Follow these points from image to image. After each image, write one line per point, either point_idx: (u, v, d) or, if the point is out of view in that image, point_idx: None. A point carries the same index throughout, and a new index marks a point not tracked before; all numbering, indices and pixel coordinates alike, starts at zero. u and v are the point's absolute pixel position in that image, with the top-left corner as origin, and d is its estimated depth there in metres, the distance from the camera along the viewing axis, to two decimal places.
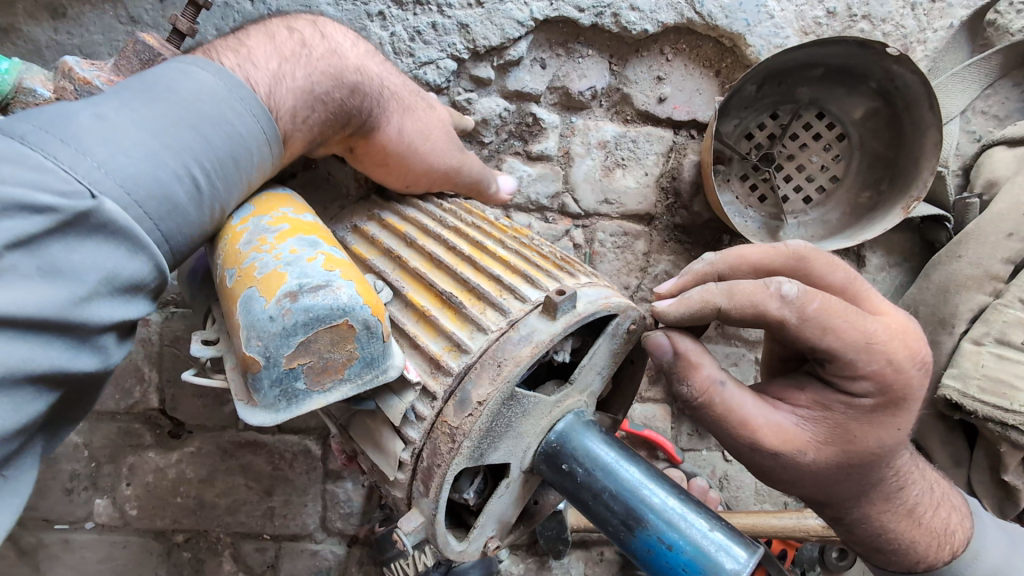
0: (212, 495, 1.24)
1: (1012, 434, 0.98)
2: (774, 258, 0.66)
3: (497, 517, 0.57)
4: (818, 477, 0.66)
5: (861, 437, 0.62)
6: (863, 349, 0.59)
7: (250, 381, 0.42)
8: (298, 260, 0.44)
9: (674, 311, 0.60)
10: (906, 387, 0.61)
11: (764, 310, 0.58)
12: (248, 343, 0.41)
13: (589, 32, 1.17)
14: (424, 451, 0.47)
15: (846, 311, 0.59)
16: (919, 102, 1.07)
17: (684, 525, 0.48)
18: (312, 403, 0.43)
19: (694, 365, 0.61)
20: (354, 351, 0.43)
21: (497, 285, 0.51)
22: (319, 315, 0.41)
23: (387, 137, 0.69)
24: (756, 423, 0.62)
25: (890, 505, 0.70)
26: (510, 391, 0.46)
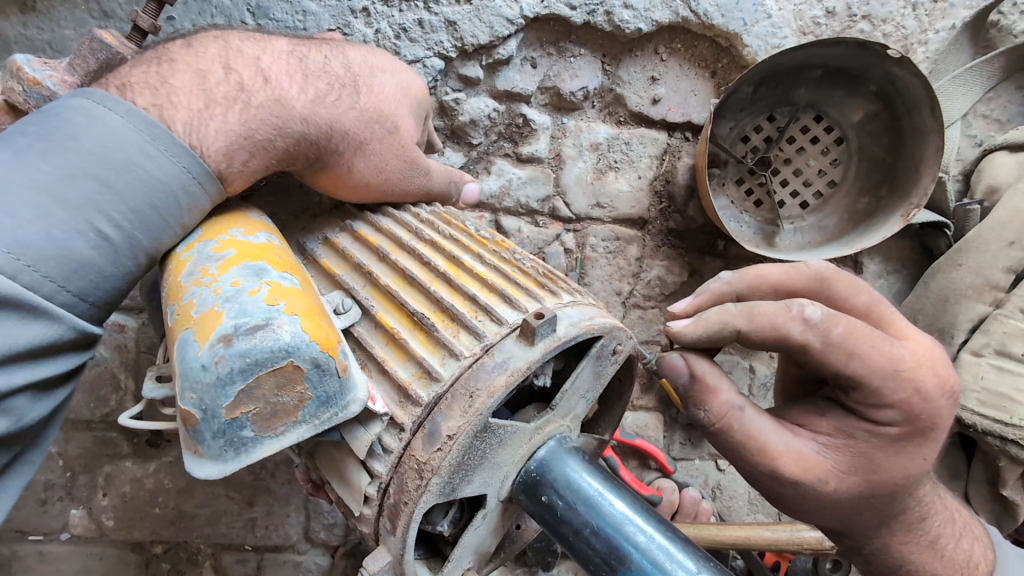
0: (191, 506, 1.21)
1: (1012, 449, 0.95)
2: (796, 279, 0.65)
3: (475, 548, 0.54)
4: (839, 507, 0.64)
5: (885, 467, 0.61)
6: (891, 376, 0.57)
7: (191, 433, 0.39)
8: (238, 295, 0.40)
9: (691, 332, 0.59)
10: (934, 416, 0.59)
11: (786, 334, 0.58)
12: (181, 396, 0.37)
13: (582, 30, 1.13)
14: (391, 486, 0.44)
15: (872, 335, 0.57)
16: (919, 105, 1.03)
17: (670, 567, 0.44)
18: (262, 450, 0.40)
19: (712, 388, 0.60)
20: (306, 391, 0.40)
21: (473, 306, 0.48)
22: (258, 359, 0.38)
23: (338, 173, 0.64)
24: (777, 450, 0.60)
25: (909, 535, 0.69)
26: (484, 423, 0.43)
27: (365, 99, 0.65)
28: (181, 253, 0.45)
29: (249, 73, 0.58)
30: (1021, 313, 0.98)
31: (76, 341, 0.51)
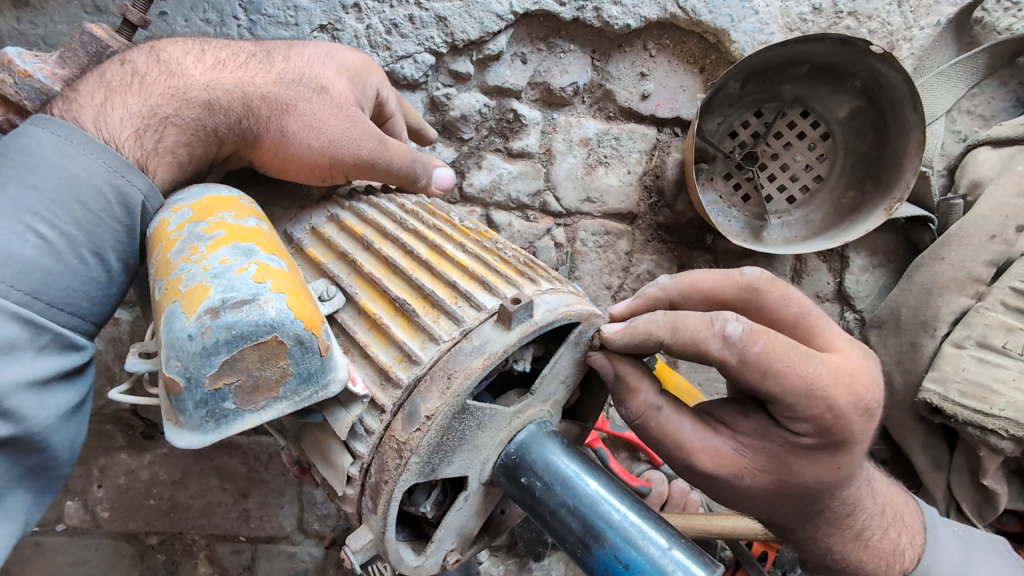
0: (186, 497, 1.23)
1: (992, 438, 0.97)
2: (727, 287, 0.58)
3: (457, 530, 0.55)
4: (757, 502, 0.60)
5: (798, 470, 0.56)
6: (803, 396, 0.51)
7: (175, 402, 0.39)
8: (227, 272, 0.41)
9: (618, 339, 0.54)
10: (851, 430, 0.53)
11: (704, 351, 0.52)
12: (167, 364, 0.38)
13: (571, 26, 1.14)
14: (373, 466, 0.45)
15: (792, 352, 0.51)
16: (903, 100, 1.05)
17: (643, 543, 0.46)
18: (242, 423, 0.40)
19: (633, 388, 0.55)
20: (289, 367, 0.41)
21: (453, 292, 0.49)
22: (243, 332, 0.39)
23: (275, 139, 0.64)
24: (692, 446, 0.55)
25: (835, 528, 0.67)
26: (461, 405, 0.44)
27: (285, 67, 0.67)
28: (172, 231, 0.46)
29: (142, 59, 0.62)
30: (1002, 306, 1.00)
31: (52, 337, 0.53)
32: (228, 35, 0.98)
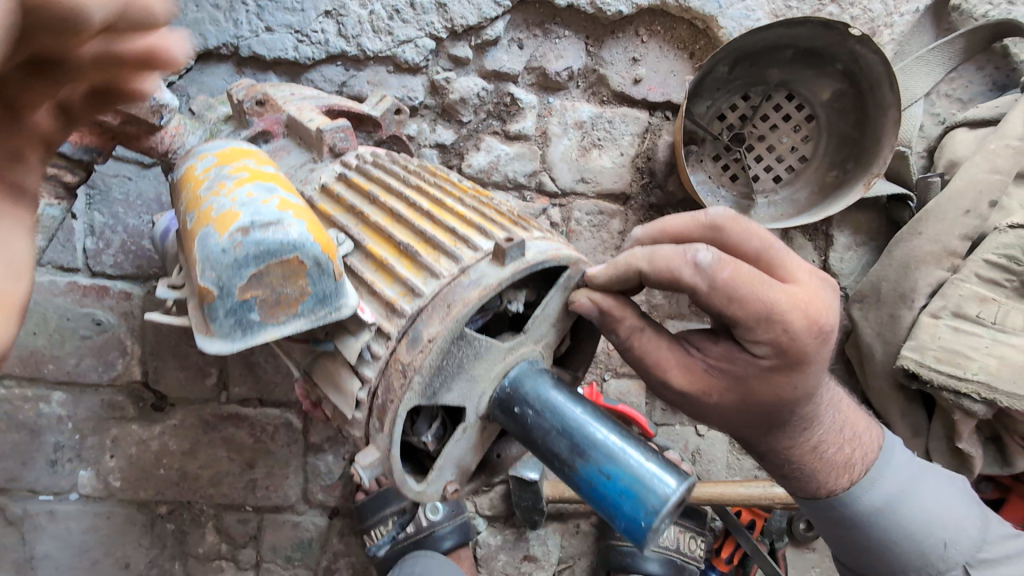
0: (195, 467, 1.30)
1: (965, 403, 1.04)
2: (693, 229, 0.61)
3: (456, 462, 0.60)
4: (728, 417, 0.66)
5: (762, 392, 0.61)
6: (762, 319, 0.55)
7: (207, 312, 0.44)
8: (254, 202, 0.45)
9: (602, 275, 0.59)
10: (806, 352, 0.57)
11: (679, 280, 0.57)
12: (202, 274, 0.42)
13: (566, 13, 1.19)
14: (379, 389, 0.50)
15: (757, 279, 0.55)
16: (881, 82, 1.09)
17: (623, 457, 0.50)
18: (266, 335, 0.45)
19: (619, 318, 0.59)
20: (306, 287, 0.45)
21: (452, 237, 0.53)
22: (269, 249, 0.43)
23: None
24: (669, 365, 0.62)
25: (797, 440, 0.69)
26: (459, 331, 0.49)
27: None
28: (200, 173, 0.51)
29: None
30: (976, 278, 1.06)
31: None
32: (236, 20, 1.04)
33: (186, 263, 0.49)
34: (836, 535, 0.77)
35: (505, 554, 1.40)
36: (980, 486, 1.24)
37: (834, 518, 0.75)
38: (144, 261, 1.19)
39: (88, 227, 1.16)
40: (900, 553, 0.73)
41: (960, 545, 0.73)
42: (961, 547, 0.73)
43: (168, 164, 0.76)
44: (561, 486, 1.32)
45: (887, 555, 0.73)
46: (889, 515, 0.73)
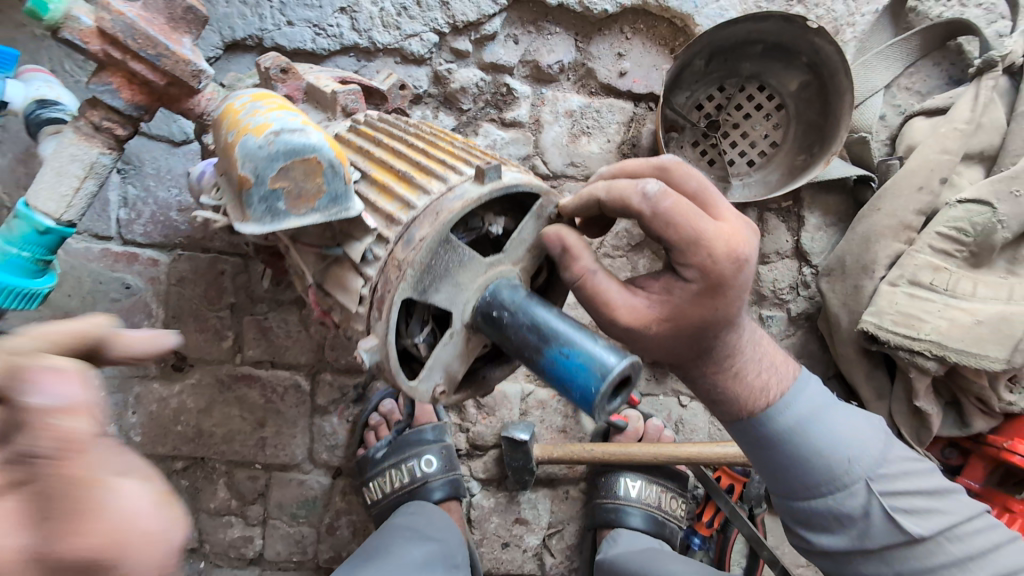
0: (210, 424, 1.40)
1: (919, 360, 1.14)
2: (644, 170, 0.73)
3: (445, 367, 0.70)
4: (663, 347, 0.75)
5: (691, 315, 0.71)
6: (691, 243, 0.67)
7: (244, 200, 0.55)
8: (282, 116, 0.57)
9: (570, 204, 0.71)
10: (725, 277, 0.69)
11: (629, 205, 0.68)
12: (242, 165, 0.54)
13: (557, 11, 1.32)
14: (379, 284, 0.61)
15: (689, 210, 0.67)
16: (838, 71, 1.21)
17: (580, 342, 0.60)
18: (290, 222, 0.56)
19: (575, 257, 0.69)
20: (323, 185, 0.56)
21: (442, 165, 0.65)
22: (295, 148, 0.54)
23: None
24: (614, 302, 0.70)
25: (720, 367, 0.82)
26: (444, 235, 0.60)
27: None
28: (237, 103, 0.62)
29: None
30: (929, 249, 1.16)
31: None
32: (262, 13, 1.17)
33: (223, 168, 0.59)
34: (761, 459, 0.88)
35: (498, 517, 1.47)
36: (946, 452, 1.31)
37: (756, 438, 0.86)
38: (172, 232, 1.30)
39: (122, 199, 1.28)
40: (812, 468, 0.84)
41: (863, 463, 0.84)
42: (863, 464, 0.84)
43: (202, 125, 0.87)
44: (551, 447, 1.39)
45: (801, 471, 0.84)
46: (801, 434, 0.84)
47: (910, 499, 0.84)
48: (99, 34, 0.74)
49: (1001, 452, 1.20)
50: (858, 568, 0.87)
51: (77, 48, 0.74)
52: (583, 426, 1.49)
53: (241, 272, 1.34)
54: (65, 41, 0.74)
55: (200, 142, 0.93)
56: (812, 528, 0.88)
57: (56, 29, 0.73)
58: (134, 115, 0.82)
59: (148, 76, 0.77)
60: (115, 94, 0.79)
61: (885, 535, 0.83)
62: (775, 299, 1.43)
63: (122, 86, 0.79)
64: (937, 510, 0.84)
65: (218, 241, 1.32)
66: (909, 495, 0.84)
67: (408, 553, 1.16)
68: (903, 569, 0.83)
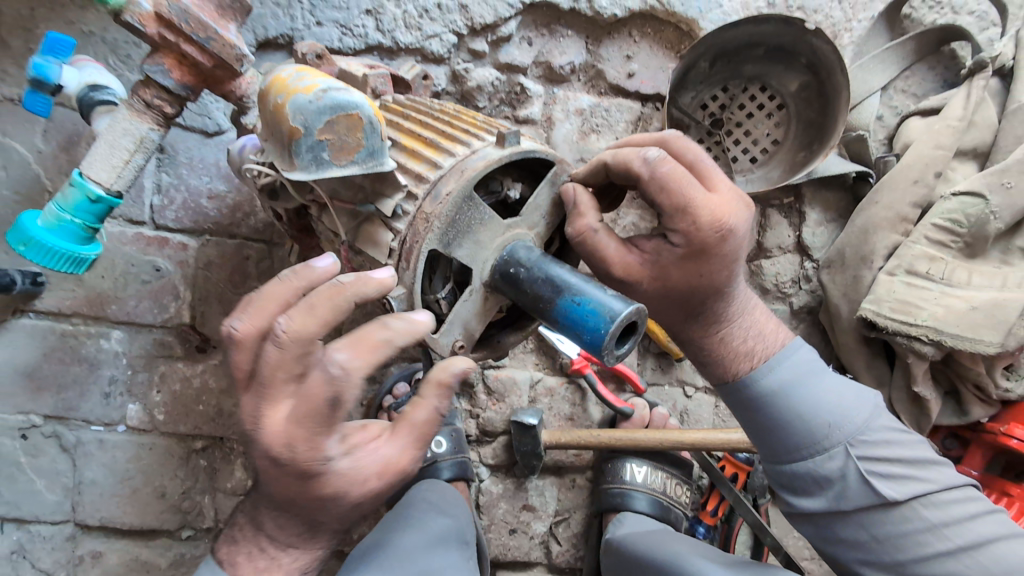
0: (231, 404, 1.44)
1: (917, 345, 1.17)
2: (648, 140, 0.80)
3: (463, 323, 0.75)
4: (652, 302, 0.84)
5: (675, 277, 0.79)
6: (680, 210, 0.74)
7: (293, 150, 0.62)
8: (327, 79, 0.64)
9: (581, 169, 0.77)
10: (708, 243, 0.75)
11: (630, 170, 0.74)
12: (293, 118, 0.61)
13: (569, 15, 1.40)
14: (407, 237, 0.67)
15: (684, 178, 0.73)
16: (835, 70, 1.27)
17: (590, 292, 0.67)
18: (332, 171, 0.63)
19: (582, 213, 0.75)
20: (362, 140, 0.63)
21: (465, 133, 0.72)
22: (340, 104, 0.62)
23: (352, 469, 0.66)
24: (612, 258, 0.77)
25: (704, 329, 0.90)
26: (467, 192, 0.66)
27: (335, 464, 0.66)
28: (282, 73, 0.70)
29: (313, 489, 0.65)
30: (925, 239, 1.20)
31: None
32: (293, 14, 1.25)
33: (271, 126, 0.67)
34: (746, 421, 0.93)
35: (506, 503, 1.49)
36: (947, 442, 1.35)
37: (742, 400, 0.91)
38: (201, 218, 1.37)
39: (156, 186, 1.35)
40: (793, 431, 0.88)
41: (844, 428, 0.87)
42: (843, 429, 0.87)
43: (242, 107, 0.95)
44: (558, 433, 1.42)
45: (782, 433, 0.89)
46: (783, 398, 0.88)
47: (889, 465, 0.86)
48: (156, 17, 0.82)
49: (998, 438, 1.23)
50: (837, 531, 0.90)
51: (136, 30, 0.82)
52: (590, 415, 1.52)
53: (265, 258, 1.41)
54: (126, 24, 0.81)
55: (238, 124, 1.01)
56: (794, 491, 0.92)
57: (118, 12, 0.80)
58: (182, 94, 0.89)
59: (198, 58, 0.85)
60: (167, 74, 0.86)
61: (861, 497, 0.86)
62: (778, 293, 1.47)
63: (173, 67, 0.86)
64: (916, 478, 0.87)
65: (245, 227, 1.39)
66: (890, 462, 0.86)
67: (427, 525, 1.20)
68: (878, 532, 0.86)
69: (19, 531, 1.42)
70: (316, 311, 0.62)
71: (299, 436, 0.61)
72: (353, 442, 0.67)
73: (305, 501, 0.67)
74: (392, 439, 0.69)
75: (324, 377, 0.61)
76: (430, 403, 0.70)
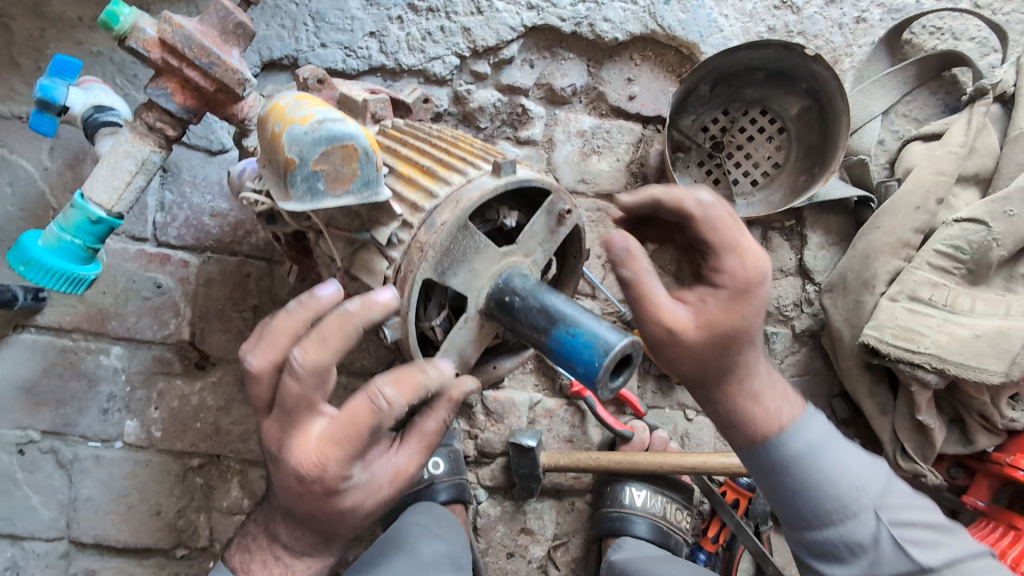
0: (228, 422, 1.44)
1: (920, 373, 1.16)
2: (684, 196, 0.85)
3: (458, 351, 0.75)
4: (695, 356, 0.79)
5: (723, 323, 0.76)
6: (728, 250, 0.76)
7: (288, 180, 0.62)
8: (324, 110, 0.65)
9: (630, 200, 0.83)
10: (755, 283, 0.75)
11: (679, 210, 0.77)
12: (289, 149, 0.61)
13: (571, 39, 1.41)
14: (402, 266, 0.67)
15: (729, 222, 0.76)
16: (836, 95, 1.28)
17: (584, 321, 0.66)
18: (327, 201, 0.63)
19: (637, 255, 0.76)
20: (357, 170, 0.64)
21: (461, 162, 0.72)
22: (336, 135, 0.62)
23: (373, 481, 0.74)
24: (660, 304, 0.76)
25: (733, 387, 0.82)
26: (462, 221, 0.67)
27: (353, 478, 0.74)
28: (280, 100, 0.70)
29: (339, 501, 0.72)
30: (927, 265, 1.19)
31: None
32: (298, 36, 1.27)
33: (268, 155, 0.67)
34: (773, 487, 0.84)
35: (504, 526, 1.47)
36: (952, 472, 1.32)
37: (770, 465, 0.83)
38: (203, 236, 1.38)
39: (159, 204, 1.36)
40: (821, 497, 0.81)
41: (869, 492, 0.82)
42: (870, 493, 0.82)
43: (244, 130, 0.96)
44: (557, 455, 1.41)
45: (812, 500, 0.82)
46: (810, 461, 0.81)
47: (915, 530, 0.82)
48: (159, 43, 0.83)
49: (1004, 469, 1.21)
50: None
51: (140, 56, 0.84)
52: (590, 437, 1.51)
53: (265, 276, 1.41)
54: (130, 49, 0.83)
55: (241, 146, 1.01)
56: (823, 563, 0.84)
57: (124, 38, 0.82)
58: (184, 117, 0.90)
59: (200, 83, 0.86)
60: (170, 98, 0.87)
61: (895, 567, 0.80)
62: (779, 316, 1.46)
63: (176, 91, 0.87)
64: (943, 544, 0.83)
65: (246, 245, 1.39)
66: (913, 526, 0.82)
67: (417, 550, 1.18)
68: None
69: (13, 548, 1.41)
70: (329, 342, 0.65)
71: (331, 458, 0.68)
72: (372, 458, 0.75)
73: (325, 514, 0.75)
74: (404, 450, 0.77)
75: (370, 408, 0.67)
76: (438, 415, 0.77)
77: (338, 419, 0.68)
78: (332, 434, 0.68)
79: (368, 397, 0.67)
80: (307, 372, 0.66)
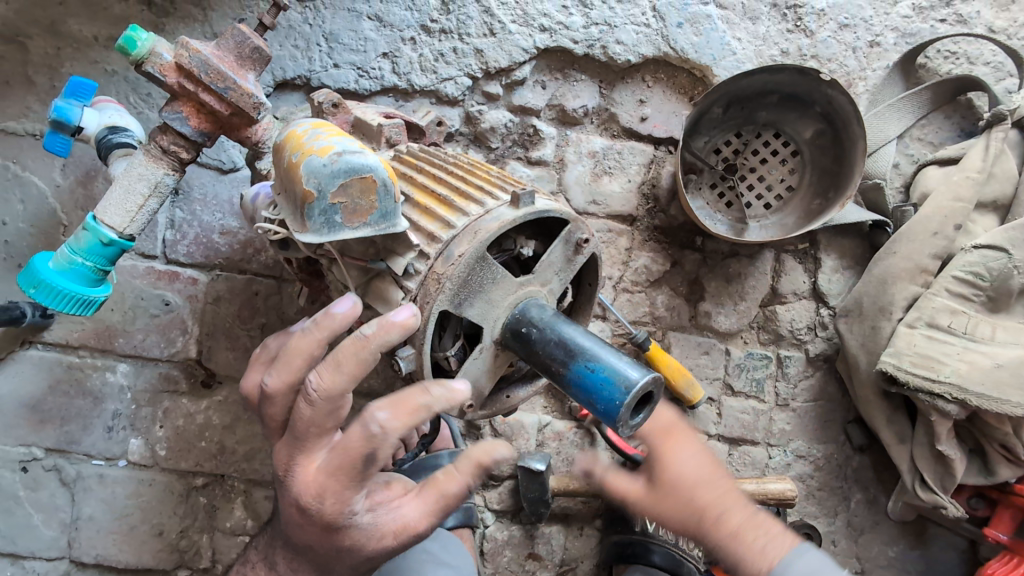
0: (233, 441, 1.41)
1: (940, 402, 1.13)
2: None
3: (473, 381, 0.73)
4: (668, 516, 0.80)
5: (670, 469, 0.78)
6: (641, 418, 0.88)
7: (305, 212, 0.62)
8: (343, 141, 0.64)
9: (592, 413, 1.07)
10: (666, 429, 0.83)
11: None
12: (306, 180, 0.61)
13: (583, 61, 1.41)
14: (418, 297, 0.66)
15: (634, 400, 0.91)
16: (851, 120, 1.27)
17: (604, 356, 0.65)
18: (344, 234, 0.62)
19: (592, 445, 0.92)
20: (375, 203, 0.63)
21: (479, 192, 0.71)
22: (354, 168, 0.62)
23: (376, 526, 0.74)
24: (616, 480, 0.84)
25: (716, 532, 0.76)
26: (480, 252, 0.66)
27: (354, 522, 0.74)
28: (298, 129, 0.70)
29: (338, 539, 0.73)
30: (946, 292, 1.17)
31: None
32: (311, 57, 1.28)
33: (285, 184, 0.67)
34: None
35: (511, 551, 1.45)
36: (972, 502, 1.29)
37: None
38: (212, 254, 1.37)
39: (169, 222, 1.36)
40: None
41: None
42: None
43: (257, 152, 0.95)
44: (567, 479, 1.39)
45: None
46: None
47: None
48: (176, 68, 0.83)
49: None
50: None
51: (156, 80, 0.83)
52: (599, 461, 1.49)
53: (273, 294, 1.39)
54: (146, 74, 0.83)
55: (253, 167, 1.01)
56: None
57: (140, 63, 0.82)
58: (198, 141, 0.89)
59: (215, 106, 0.86)
60: (184, 121, 0.87)
61: None
62: (793, 340, 1.44)
63: (191, 115, 0.87)
64: None
65: (255, 263, 1.38)
66: None
67: None
68: None
69: (13, 567, 1.40)
70: (343, 366, 0.65)
71: (331, 488, 0.70)
72: (380, 500, 0.75)
73: (325, 548, 0.75)
74: (415, 501, 0.76)
75: (367, 436, 0.67)
76: (452, 471, 0.76)
77: (341, 450, 0.68)
78: (336, 462, 0.69)
79: (365, 424, 0.67)
80: (319, 397, 0.66)
